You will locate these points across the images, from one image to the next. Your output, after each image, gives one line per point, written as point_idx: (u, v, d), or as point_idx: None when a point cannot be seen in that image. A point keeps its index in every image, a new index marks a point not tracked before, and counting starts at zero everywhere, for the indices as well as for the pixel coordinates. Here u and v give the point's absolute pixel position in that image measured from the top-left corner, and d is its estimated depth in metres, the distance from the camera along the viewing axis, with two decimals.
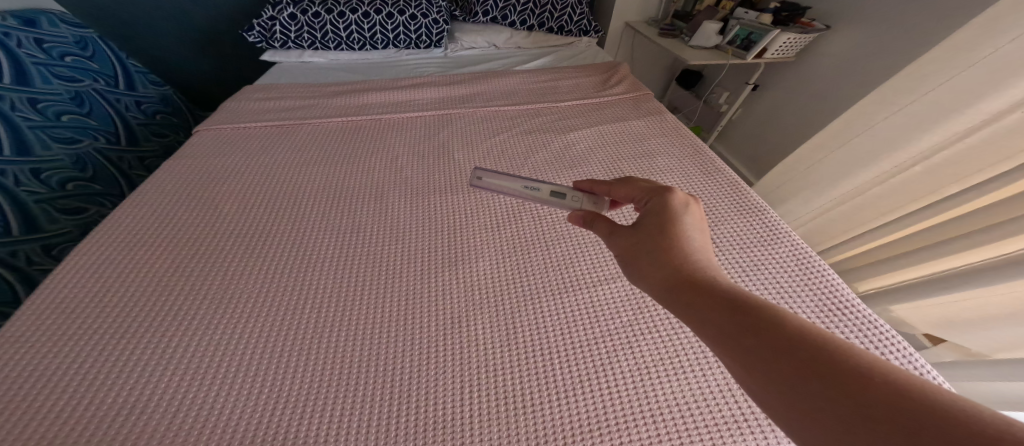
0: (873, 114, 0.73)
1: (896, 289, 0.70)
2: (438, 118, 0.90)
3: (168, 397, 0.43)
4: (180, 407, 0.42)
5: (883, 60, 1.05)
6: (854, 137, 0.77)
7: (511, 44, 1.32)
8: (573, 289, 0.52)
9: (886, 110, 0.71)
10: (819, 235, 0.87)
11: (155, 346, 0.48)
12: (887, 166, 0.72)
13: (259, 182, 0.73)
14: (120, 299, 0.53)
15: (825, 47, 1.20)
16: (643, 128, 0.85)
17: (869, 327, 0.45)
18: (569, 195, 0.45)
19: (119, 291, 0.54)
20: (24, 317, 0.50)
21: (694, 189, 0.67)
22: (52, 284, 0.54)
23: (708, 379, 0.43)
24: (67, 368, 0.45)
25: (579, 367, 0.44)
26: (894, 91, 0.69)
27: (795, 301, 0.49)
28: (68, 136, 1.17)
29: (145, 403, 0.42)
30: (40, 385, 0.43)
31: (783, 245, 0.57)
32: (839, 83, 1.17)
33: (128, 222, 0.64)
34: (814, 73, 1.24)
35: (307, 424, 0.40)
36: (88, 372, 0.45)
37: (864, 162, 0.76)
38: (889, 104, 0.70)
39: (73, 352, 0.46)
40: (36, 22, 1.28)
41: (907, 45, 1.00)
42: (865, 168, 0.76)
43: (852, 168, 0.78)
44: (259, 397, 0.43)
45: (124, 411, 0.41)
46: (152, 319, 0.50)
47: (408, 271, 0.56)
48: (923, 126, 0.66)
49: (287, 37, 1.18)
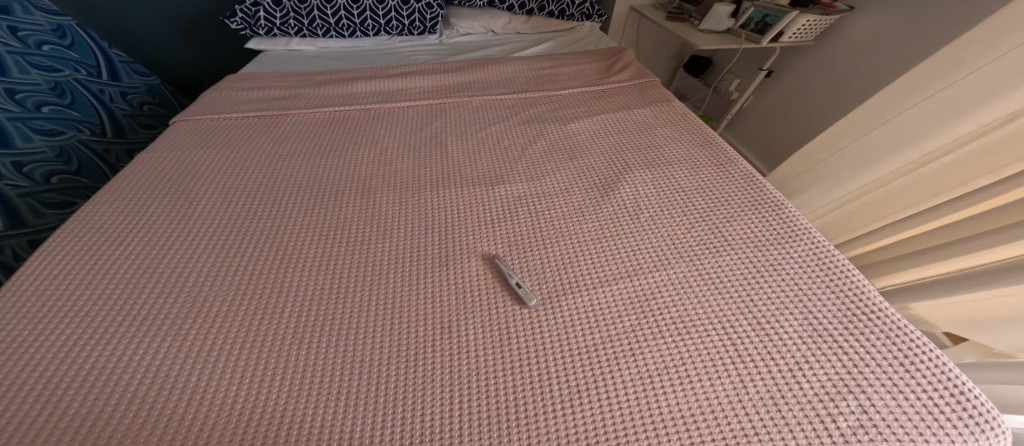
0: (905, 99, 0.72)
1: (919, 285, 0.68)
2: (431, 108, 0.86)
3: (156, 400, 0.40)
4: (178, 407, 0.39)
5: (910, 47, 1.04)
6: (881, 125, 0.76)
7: (509, 29, 1.27)
8: (572, 290, 0.49)
9: (919, 94, 0.70)
10: (837, 227, 0.87)
11: (144, 343, 0.45)
12: (916, 154, 0.71)
13: (241, 176, 0.68)
14: (99, 299, 0.49)
15: (847, 33, 1.17)
16: (648, 117, 0.81)
17: (899, 334, 0.42)
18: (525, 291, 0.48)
19: (97, 290, 0.50)
20: None
21: (705, 183, 0.64)
22: (24, 282, 0.50)
23: (717, 386, 0.39)
24: (38, 373, 0.41)
25: (577, 375, 0.41)
26: (927, 76, 0.68)
27: (815, 304, 0.46)
28: (50, 128, 1.13)
29: (130, 405, 0.39)
30: (13, 389, 0.40)
31: (802, 243, 0.53)
32: (860, 69, 1.16)
33: (99, 218, 0.60)
34: (835, 61, 1.21)
35: (318, 424, 0.38)
36: (63, 376, 0.41)
37: (888, 151, 0.75)
38: (925, 89, 0.69)
39: (43, 357, 0.43)
40: (9, 9, 1.22)
41: (938, 29, 0.98)
42: (891, 157, 0.75)
43: (876, 156, 0.77)
44: (267, 395, 0.40)
45: (100, 417, 0.38)
46: (136, 318, 0.47)
47: (405, 266, 0.53)
48: (958, 112, 0.64)
49: (272, 24, 1.13)
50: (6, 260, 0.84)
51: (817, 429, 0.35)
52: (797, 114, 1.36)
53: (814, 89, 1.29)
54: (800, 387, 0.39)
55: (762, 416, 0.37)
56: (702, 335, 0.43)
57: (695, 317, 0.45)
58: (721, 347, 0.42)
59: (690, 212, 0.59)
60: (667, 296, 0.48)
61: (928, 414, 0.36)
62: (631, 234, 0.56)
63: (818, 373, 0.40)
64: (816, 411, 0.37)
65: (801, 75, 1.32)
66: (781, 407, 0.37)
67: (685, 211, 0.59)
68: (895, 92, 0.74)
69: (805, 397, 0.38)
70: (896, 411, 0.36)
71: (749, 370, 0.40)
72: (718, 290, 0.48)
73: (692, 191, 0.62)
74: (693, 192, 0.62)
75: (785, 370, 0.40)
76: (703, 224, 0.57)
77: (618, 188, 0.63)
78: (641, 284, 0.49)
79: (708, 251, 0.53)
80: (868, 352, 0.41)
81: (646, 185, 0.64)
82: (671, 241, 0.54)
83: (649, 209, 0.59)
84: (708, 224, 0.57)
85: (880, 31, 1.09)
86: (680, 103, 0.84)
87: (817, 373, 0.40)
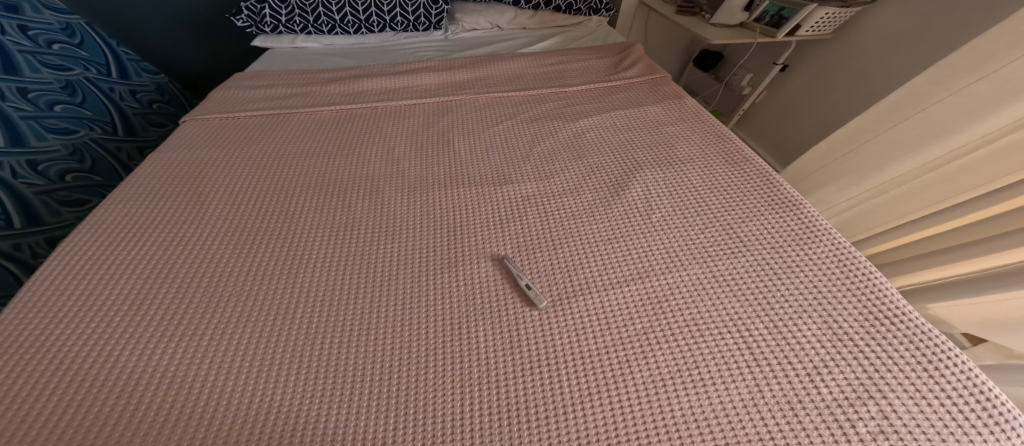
0: (929, 94, 0.71)
1: (939, 284, 0.67)
2: (437, 106, 0.86)
3: (174, 400, 0.40)
4: (197, 407, 0.40)
5: (932, 39, 1.01)
6: (904, 121, 0.76)
7: (515, 24, 1.25)
8: (584, 293, 0.48)
9: (946, 89, 0.68)
10: (854, 225, 0.86)
11: (162, 343, 0.45)
12: (941, 151, 0.69)
13: (251, 176, 0.69)
14: (118, 299, 0.50)
15: (867, 25, 1.14)
16: (659, 114, 0.80)
17: (923, 339, 0.41)
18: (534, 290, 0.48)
19: (117, 289, 0.51)
20: (14, 316, 0.47)
21: (719, 182, 0.63)
22: (45, 282, 0.51)
23: (731, 390, 0.39)
24: (61, 371, 0.42)
25: (588, 378, 0.40)
26: (956, 70, 0.67)
27: (835, 307, 0.45)
28: (63, 127, 1.15)
29: (152, 404, 0.40)
30: (36, 386, 0.41)
31: (821, 244, 0.52)
32: (880, 62, 1.13)
33: (113, 219, 0.60)
34: (855, 53, 1.18)
35: (339, 423, 0.38)
36: (84, 376, 0.42)
37: (912, 147, 0.74)
38: (953, 82, 0.68)
39: (65, 356, 0.44)
40: (19, 8, 1.22)
41: (964, 19, 0.94)
42: (914, 153, 0.73)
43: (899, 153, 0.76)
44: (284, 397, 0.40)
45: (122, 416, 0.39)
46: (155, 319, 0.48)
47: (415, 267, 0.53)
48: (988, 106, 0.63)
49: (277, 21, 1.12)
50: (24, 257, 0.88)
51: (835, 434, 0.35)
52: (812, 108, 1.33)
53: (831, 82, 1.26)
54: (818, 391, 0.38)
55: (778, 421, 0.36)
56: (716, 338, 0.43)
57: (709, 320, 0.45)
58: (737, 351, 0.42)
59: (703, 212, 0.58)
60: (680, 299, 0.47)
61: (952, 420, 0.35)
62: (643, 235, 0.55)
63: (836, 378, 0.39)
64: (834, 416, 0.36)
65: (817, 67, 1.29)
66: (798, 412, 0.37)
67: (698, 211, 0.58)
68: (919, 86, 0.72)
69: (823, 402, 0.37)
70: (918, 416, 0.36)
71: (764, 374, 0.40)
72: (733, 293, 0.47)
73: (705, 190, 0.61)
74: (706, 191, 0.61)
75: (803, 374, 0.39)
76: (716, 225, 0.56)
77: (629, 188, 0.63)
78: (653, 286, 0.49)
79: (724, 252, 0.52)
80: (891, 358, 0.40)
81: (657, 184, 0.63)
82: (684, 243, 0.54)
83: (660, 209, 0.59)
84: (723, 225, 0.56)
85: (901, 22, 1.06)
86: (691, 100, 0.83)
87: (835, 378, 0.39)
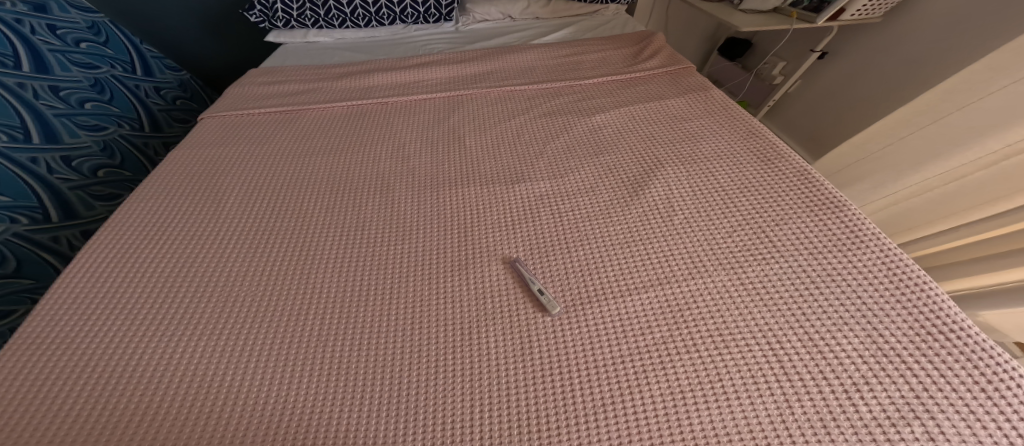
0: (989, 82, 0.66)
1: (995, 290, 0.62)
2: (449, 100, 0.84)
3: (192, 406, 0.40)
4: (215, 410, 0.39)
5: (986, 21, 0.93)
6: (954, 113, 0.71)
7: (528, 14, 1.21)
8: (598, 300, 0.46)
9: (1006, 78, 0.64)
10: (894, 224, 0.81)
11: (184, 344, 0.45)
12: (995, 145, 0.64)
13: (263, 175, 0.68)
14: (137, 300, 0.50)
15: (915, 8, 1.06)
16: (683, 108, 0.76)
17: (982, 355, 0.37)
18: (546, 294, 0.47)
19: (137, 290, 0.51)
20: (43, 314, 0.48)
21: (751, 181, 0.59)
22: (68, 282, 0.52)
23: (758, 405, 0.36)
24: (83, 372, 0.43)
25: (603, 388, 0.39)
26: (1017, 58, 0.63)
27: (881, 320, 0.41)
28: (94, 124, 1.18)
29: (172, 407, 0.40)
30: (64, 387, 0.41)
31: (867, 250, 0.48)
32: (929, 47, 1.05)
33: (135, 217, 0.61)
34: (902, 38, 1.10)
35: (351, 426, 0.38)
36: (107, 378, 0.42)
37: (960, 141, 0.69)
38: (1016, 71, 0.63)
39: (88, 356, 0.44)
40: (47, 8, 1.21)
41: None
42: (964, 147, 0.68)
43: (946, 147, 0.70)
44: (298, 399, 0.40)
45: (143, 418, 0.39)
46: (172, 320, 0.48)
47: (424, 270, 0.51)
48: None
49: (290, 16, 1.12)
50: (64, 251, 0.99)
51: None
52: (846, 101, 1.27)
53: (871, 70, 1.19)
54: (856, 410, 0.35)
55: (809, 439, 0.34)
56: (743, 351, 0.40)
57: (734, 330, 0.42)
58: (767, 365, 0.39)
59: (732, 214, 0.54)
60: (703, 307, 0.44)
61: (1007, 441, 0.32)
62: (663, 238, 0.52)
63: (879, 396, 0.36)
64: (873, 435, 0.33)
65: (858, 54, 1.22)
66: (832, 430, 0.34)
67: (725, 213, 0.54)
68: (976, 75, 0.67)
69: (861, 421, 0.34)
70: (967, 436, 0.33)
71: (796, 389, 0.37)
72: (762, 301, 0.44)
73: (733, 190, 0.58)
74: (733, 190, 0.58)
75: (841, 390, 0.37)
76: (745, 228, 0.52)
77: (648, 187, 0.59)
78: (674, 293, 0.46)
79: (754, 258, 0.49)
80: (943, 376, 0.36)
81: (680, 183, 0.60)
82: (710, 247, 0.50)
83: (683, 211, 0.55)
84: (753, 228, 0.52)
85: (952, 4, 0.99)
86: (719, 92, 0.78)
87: (878, 397, 0.36)
